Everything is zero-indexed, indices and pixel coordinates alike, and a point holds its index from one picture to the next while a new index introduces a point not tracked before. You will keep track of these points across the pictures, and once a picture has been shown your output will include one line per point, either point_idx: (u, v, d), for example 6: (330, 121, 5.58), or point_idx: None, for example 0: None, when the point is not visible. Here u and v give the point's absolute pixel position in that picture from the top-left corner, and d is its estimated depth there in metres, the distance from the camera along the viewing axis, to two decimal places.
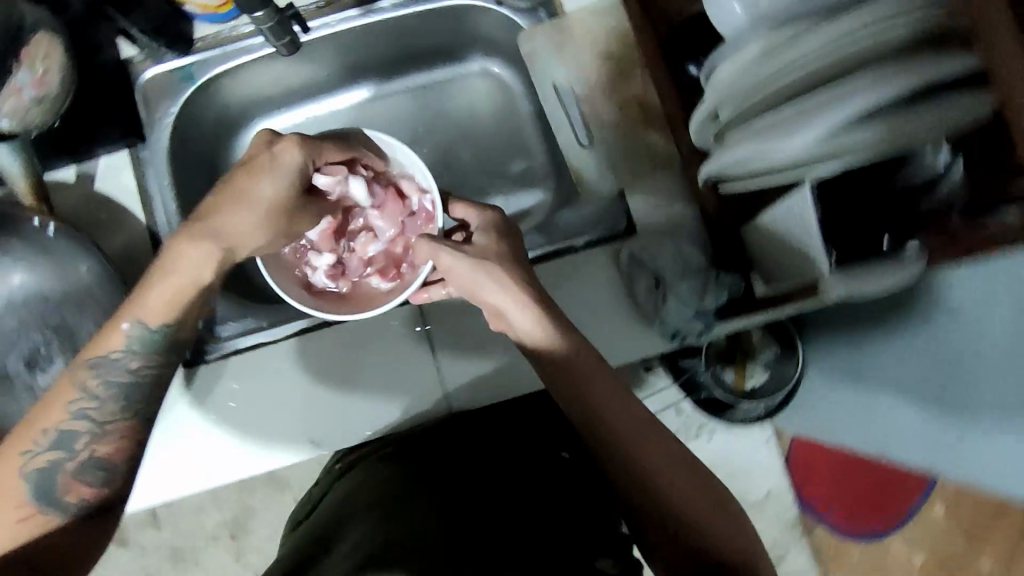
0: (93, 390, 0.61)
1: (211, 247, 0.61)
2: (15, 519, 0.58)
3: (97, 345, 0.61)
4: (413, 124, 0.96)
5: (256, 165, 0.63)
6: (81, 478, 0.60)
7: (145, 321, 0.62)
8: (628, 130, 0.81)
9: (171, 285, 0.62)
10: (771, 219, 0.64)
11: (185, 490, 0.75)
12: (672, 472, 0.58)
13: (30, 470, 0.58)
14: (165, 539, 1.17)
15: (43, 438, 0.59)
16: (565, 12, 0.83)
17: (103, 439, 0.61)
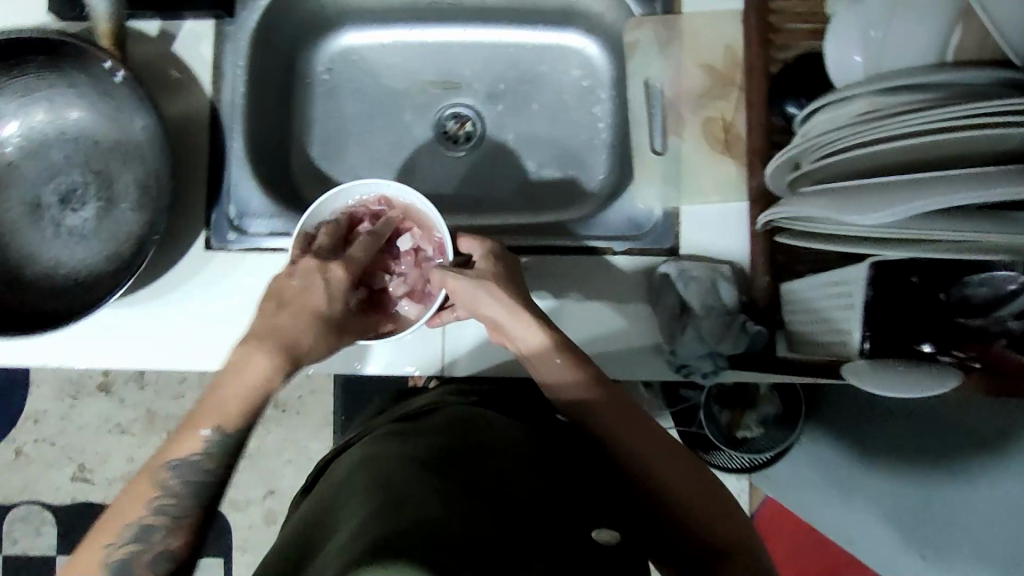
0: (171, 487, 0.57)
1: (273, 355, 0.59)
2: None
3: (173, 449, 0.58)
4: (495, 78, 0.94)
5: (304, 288, 0.63)
6: (155, 572, 0.55)
7: (220, 427, 0.58)
8: (706, 149, 0.78)
9: (238, 395, 0.59)
10: (829, 280, 0.60)
11: (173, 360, 0.76)
12: (663, 451, 0.61)
13: (114, 557, 0.55)
14: (144, 400, 1.26)
15: (127, 530, 0.56)
16: (682, 11, 0.80)
17: (178, 529, 0.57)
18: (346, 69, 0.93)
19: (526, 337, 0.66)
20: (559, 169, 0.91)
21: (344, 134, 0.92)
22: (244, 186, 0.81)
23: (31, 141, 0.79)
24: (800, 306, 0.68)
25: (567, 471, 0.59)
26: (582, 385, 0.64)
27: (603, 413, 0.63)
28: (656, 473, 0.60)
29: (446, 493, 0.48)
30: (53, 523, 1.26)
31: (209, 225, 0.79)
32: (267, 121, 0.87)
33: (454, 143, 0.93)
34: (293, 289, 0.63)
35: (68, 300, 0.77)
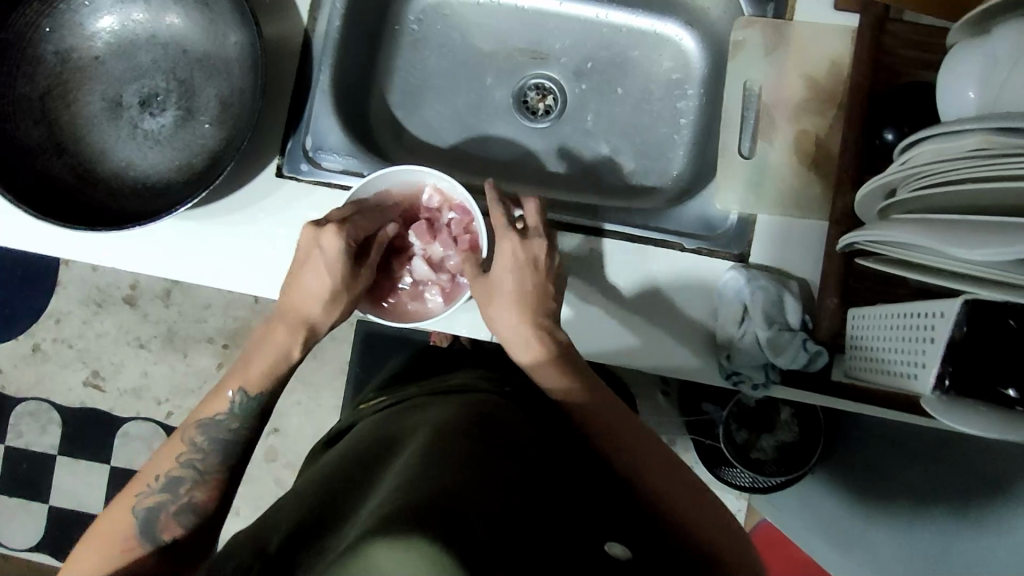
0: (200, 443, 0.62)
1: (290, 326, 0.65)
2: (121, 549, 0.56)
3: (204, 407, 0.63)
4: (585, 54, 0.92)
5: (309, 261, 0.65)
6: (183, 520, 0.59)
7: (245, 389, 0.64)
8: (793, 161, 0.77)
9: (263, 364, 0.65)
10: (912, 315, 0.59)
11: (228, 278, 0.77)
12: (656, 467, 0.60)
13: (142, 505, 0.58)
14: (167, 318, 1.25)
15: (158, 480, 0.59)
16: (794, 19, 0.78)
17: (203, 483, 0.61)
18: (438, 21, 0.92)
19: (523, 351, 0.66)
20: (633, 158, 0.89)
21: (424, 86, 0.91)
22: (325, 121, 0.81)
23: (123, 39, 0.79)
24: (868, 336, 0.66)
25: (576, 474, 0.57)
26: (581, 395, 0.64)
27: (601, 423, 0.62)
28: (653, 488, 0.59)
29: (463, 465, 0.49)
30: (56, 425, 1.24)
31: (283, 152, 0.78)
32: (353, 60, 0.86)
33: (532, 114, 0.91)
34: (302, 265, 0.66)
35: (137, 202, 0.77)
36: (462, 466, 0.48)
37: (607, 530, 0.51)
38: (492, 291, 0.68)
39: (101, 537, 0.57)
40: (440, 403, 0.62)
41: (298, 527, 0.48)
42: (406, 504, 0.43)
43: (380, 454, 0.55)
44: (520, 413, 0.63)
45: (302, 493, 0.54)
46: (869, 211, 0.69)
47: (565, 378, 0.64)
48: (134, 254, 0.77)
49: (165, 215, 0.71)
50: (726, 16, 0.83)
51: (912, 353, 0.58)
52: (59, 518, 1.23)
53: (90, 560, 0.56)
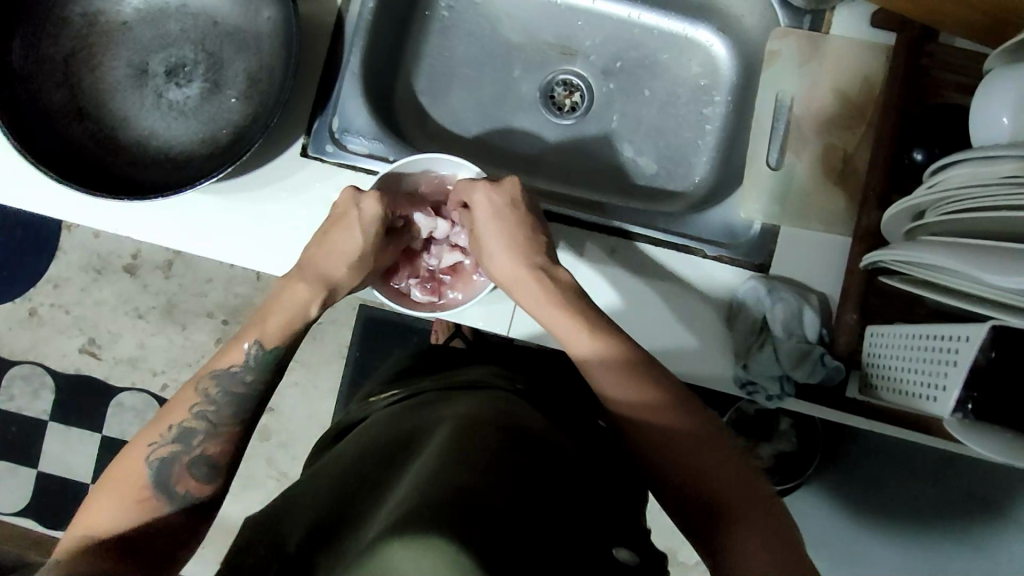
0: (213, 396, 0.60)
1: (311, 282, 0.67)
2: (135, 500, 0.55)
3: (219, 358, 0.62)
4: (614, 53, 0.91)
5: (344, 220, 0.69)
6: (196, 472, 0.57)
7: (261, 342, 0.63)
8: (820, 176, 0.77)
9: (282, 318, 0.65)
10: (931, 340, 0.59)
11: (244, 255, 0.76)
12: (712, 459, 0.55)
13: (156, 455, 0.56)
14: (168, 290, 1.23)
15: (171, 431, 0.58)
16: (830, 33, 0.78)
17: (216, 436, 0.59)
18: (468, 10, 0.91)
19: (576, 342, 0.63)
20: (657, 161, 0.89)
21: (451, 75, 0.90)
22: (352, 103, 0.79)
23: (152, 7, 0.78)
24: (886, 353, 0.67)
25: (595, 480, 0.58)
26: (638, 398, 0.58)
27: (654, 420, 0.57)
28: (706, 483, 0.54)
29: (485, 467, 0.47)
30: (49, 390, 1.23)
31: (309, 132, 0.78)
32: (382, 43, 0.85)
33: (558, 110, 0.91)
34: (336, 230, 0.69)
35: (158, 173, 0.76)
36: (484, 462, 0.48)
37: (611, 536, 0.53)
38: (518, 288, 0.68)
39: (114, 488, 0.55)
40: (456, 398, 0.62)
41: (317, 524, 0.48)
42: (430, 501, 0.43)
43: (398, 448, 0.55)
44: (543, 417, 0.62)
45: (324, 484, 0.54)
46: (896, 231, 0.69)
47: (620, 373, 0.59)
48: (152, 225, 0.76)
49: (189, 188, 0.70)
50: (760, 25, 0.83)
51: (929, 376, 0.59)
52: (47, 484, 1.22)
53: (106, 506, 0.54)
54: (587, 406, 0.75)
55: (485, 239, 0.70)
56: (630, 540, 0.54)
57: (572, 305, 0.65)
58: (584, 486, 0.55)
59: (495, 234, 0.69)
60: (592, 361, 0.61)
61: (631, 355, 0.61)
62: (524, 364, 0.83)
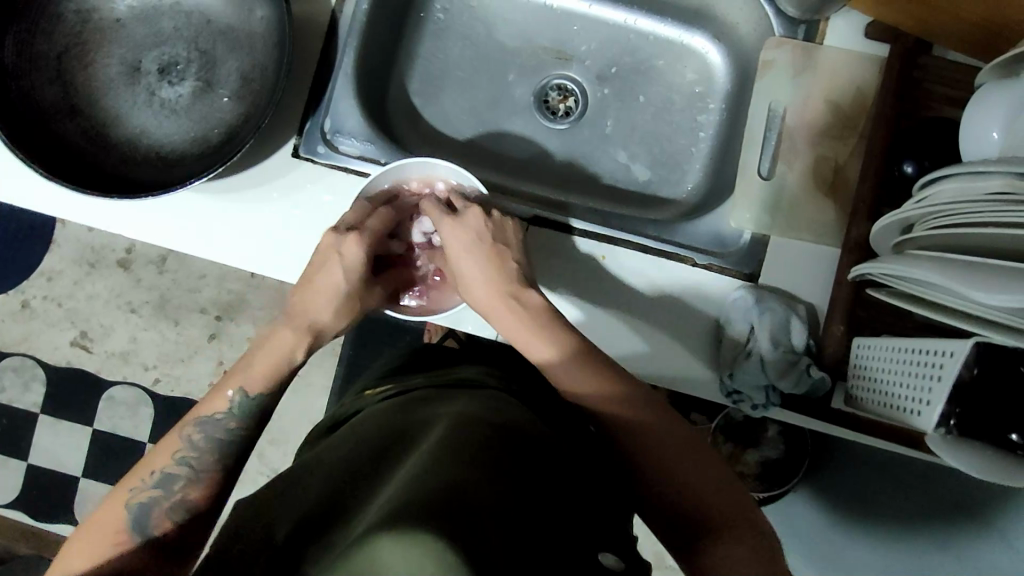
0: (196, 441, 0.59)
1: (296, 330, 0.64)
2: (112, 543, 0.54)
3: (201, 406, 0.61)
4: (609, 58, 0.91)
5: (325, 265, 0.67)
6: (175, 517, 0.56)
7: (245, 389, 0.61)
8: (811, 187, 0.77)
9: (268, 363, 0.63)
10: (916, 354, 0.60)
11: (234, 253, 0.76)
12: (686, 459, 0.56)
13: (136, 500, 0.56)
14: (160, 285, 1.23)
15: (151, 476, 0.57)
16: (824, 44, 0.78)
17: (196, 481, 0.58)
18: (464, 12, 0.91)
19: (540, 352, 0.64)
20: (650, 167, 0.89)
21: (446, 77, 0.90)
22: (345, 104, 0.79)
23: (146, 4, 0.77)
24: (872, 365, 0.67)
25: (584, 477, 0.58)
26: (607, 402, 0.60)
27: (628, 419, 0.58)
28: (678, 479, 0.55)
29: (476, 466, 0.48)
30: (40, 382, 1.23)
31: (301, 133, 0.78)
32: (377, 44, 0.85)
33: (552, 114, 0.91)
34: (315, 271, 0.67)
35: (149, 171, 0.76)
36: (464, 457, 0.49)
37: (599, 537, 0.52)
38: (495, 311, 0.67)
39: (92, 532, 0.55)
40: (449, 397, 0.62)
41: (305, 518, 0.48)
42: (417, 498, 0.42)
43: (390, 443, 0.55)
44: (533, 416, 0.62)
45: (311, 476, 0.54)
46: (885, 245, 0.69)
47: (586, 377, 0.61)
48: (143, 223, 0.76)
49: (180, 186, 0.70)
50: (754, 34, 0.83)
51: (914, 390, 0.60)
52: (36, 476, 1.22)
53: (84, 553, 0.54)
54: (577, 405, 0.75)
55: (454, 261, 0.69)
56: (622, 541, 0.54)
57: (548, 322, 0.65)
58: (573, 486, 0.55)
59: (474, 260, 0.68)
60: (559, 370, 0.62)
61: (591, 358, 0.63)
62: (515, 363, 0.83)
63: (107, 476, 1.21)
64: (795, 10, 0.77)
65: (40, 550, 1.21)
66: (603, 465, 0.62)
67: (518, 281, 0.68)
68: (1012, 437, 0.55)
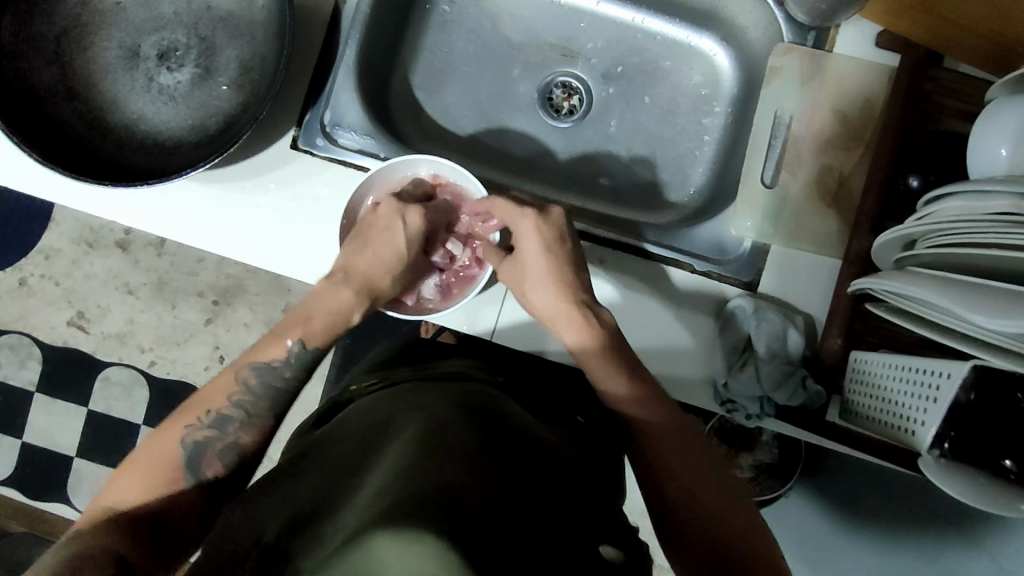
0: (251, 385, 0.58)
1: (358, 288, 0.64)
2: (166, 482, 0.53)
3: (261, 349, 0.60)
4: (615, 57, 0.89)
5: (388, 230, 0.67)
6: (226, 460, 0.55)
7: (305, 341, 0.61)
8: (814, 196, 0.76)
9: (324, 315, 0.63)
10: (914, 371, 0.59)
11: (232, 244, 0.75)
12: (697, 466, 0.57)
13: (191, 437, 0.55)
14: (159, 267, 1.22)
15: (207, 415, 0.56)
16: (833, 52, 0.77)
17: (251, 424, 0.57)
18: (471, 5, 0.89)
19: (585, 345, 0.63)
20: (653, 170, 0.88)
21: (450, 70, 0.89)
22: (345, 96, 0.78)
23: None
24: (868, 381, 0.67)
25: (583, 478, 0.57)
26: (627, 396, 0.60)
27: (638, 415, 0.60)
28: (680, 480, 0.56)
29: (469, 462, 0.47)
30: (36, 361, 1.23)
31: (300, 125, 0.77)
32: (380, 35, 0.83)
33: (556, 112, 0.89)
34: (377, 231, 0.67)
35: (146, 159, 0.75)
36: (468, 457, 0.48)
37: (599, 531, 0.52)
38: (560, 320, 0.64)
39: (149, 467, 0.53)
40: (436, 387, 0.61)
41: (295, 517, 0.47)
42: (408, 495, 0.42)
43: (375, 434, 0.54)
44: (522, 409, 0.62)
45: (302, 471, 0.54)
46: (885, 259, 0.69)
47: (613, 367, 0.61)
48: (140, 212, 0.75)
49: (176, 176, 0.69)
50: (763, 38, 0.81)
51: (912, 409, 0.59)
52: (31, 455, 1.22)
53: (133, 486, 0.52)
54: (574, 398, 0.74)
55: (528, 266, 0.65)
56: (625, 533, 0.54)
57: (599, 327, 0.63)
58: (570, 482, 0.54)
59: (540, 259, 0.65)
60: (597, 362, 0.62)
61: (621, 350, 0.63)
62: (507, 352, 0.82)
63: (102, 457, 1.21)
64: (805, 16, 0.76)
65: (33, 528, 1.21)
66: (595, 464, 0.62)
67: (588, 297, 0.65)
68: (1006, 463, 0.55)
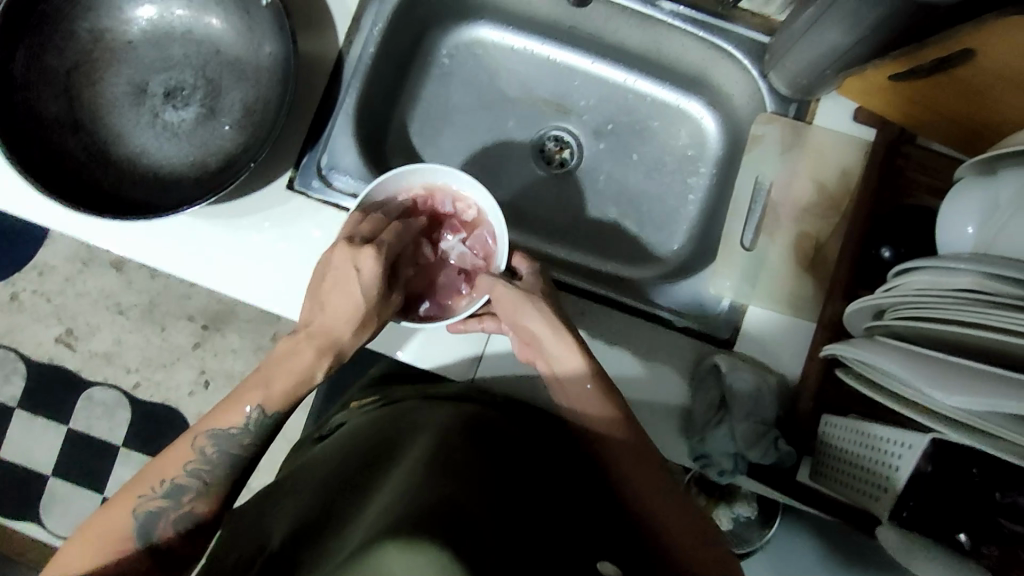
0: (208, 456, 0.61)
1: (319, 346, 0.64)
2: (114, 548, 0.56)
3: (217, 417, 0.62)
4: (606, 114, 0.93)
5: (344, 280, 0.64)
6: (179, 528, 0.58)
7: (264, 407, 0.62)
8: (790, 260, 0.79)
9: (287, 380, 0.63)
10: (876, 440, 0.62)
11: (222, 278, 0.77)
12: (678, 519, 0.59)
13: (143, 508, 0.58)
14: (150, 289, 1.21)
15: (161, 485, 0.59)
16: (813, 123, 0.80)
17: (206, 495, 0.60)
18: (473, 60, 0.93)
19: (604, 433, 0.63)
20: (638, 225, 0.90)
21: (446, 119, 0.92)
22: (342, 142, 0.81)
23: (157, 29, 0.79)
24: (837, 444, 0.69)
25: (572, 500, 0.59)
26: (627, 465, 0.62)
27: (619, 433, 0.63)
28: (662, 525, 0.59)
29: (460, 476, 0.49)
30: (20, 376, 1.23)
31: (297, 167, 0.79)
32: (382, 84, 0.86)
33: (548, 164, 0.93)
34: (334, 286, 0.64)
35: (144, 193, 0.77)
36: (458, 468, 0.50)
37: (600, 547, 0.55)
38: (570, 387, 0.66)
39: (96, 536, 0.57)
40: (436, 406, 0.64)
41: (299, 528, 0.50)
42: (407, 512, 0.42)
43: (380, 446, 0.57)
44: (519, 430, 0.64)
45: (302, 489, 0.56)
46: (856, 325, 0.71)
47: (635, 463, 0.62)
48: (136, 243, 0.77)
49: (172, 212, 0.71)
50: (748, 106, 0.85)
51: (874, 476, 0.62)
52: (7, 471, 1.21)
53: (82, 556, 0.55)
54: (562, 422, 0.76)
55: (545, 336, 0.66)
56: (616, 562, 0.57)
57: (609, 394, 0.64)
58: (569, 510, 0.56)
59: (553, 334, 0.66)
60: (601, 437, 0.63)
61: (633, 431, 0.63)
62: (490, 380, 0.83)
63: (79, 476, 1.21)
64: (788, 89, 0.79)
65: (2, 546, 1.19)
66: (597, 491, 0.64)
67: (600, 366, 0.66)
68: (960, 537, 0.55)
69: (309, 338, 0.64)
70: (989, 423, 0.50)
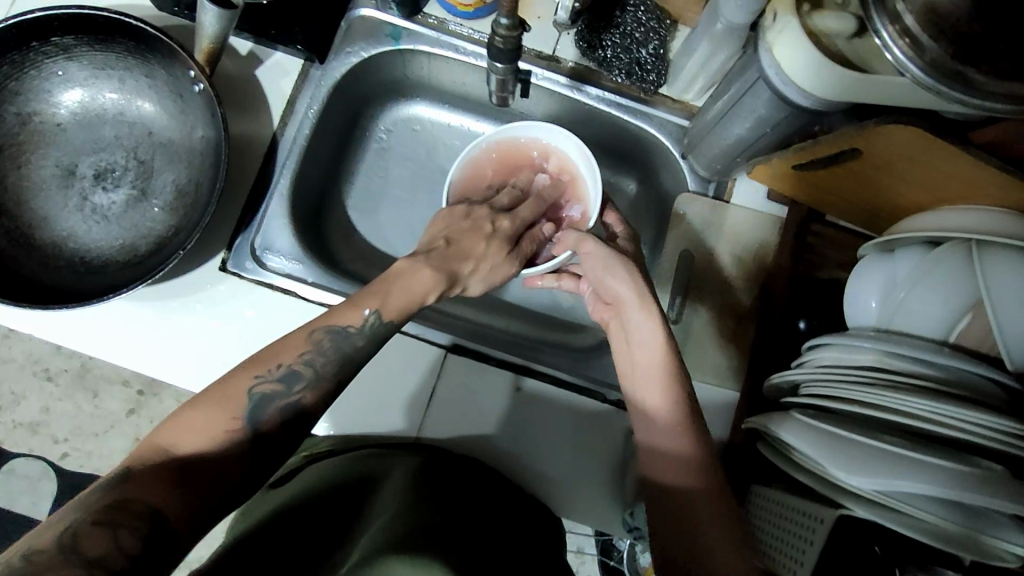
0: (323, 346, 0.59)
1: (437, 273, 0.66)
2: (225, 428, 0.52)
3: (337, 315, 0.60)
4: None
5: (475, 232, 0.71)
6: (286, 417, 0.55)
7: (381, 313, 0.61)
8: (715, 331, 0.82)
9: (403, 297, 0.63)
10: (797, 512, 0.63)
11: (152, 360, 0.76)
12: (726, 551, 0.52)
13: (259, 388, 0.55)
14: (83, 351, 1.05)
15: (279, 368, 0.56)
16: (731, 201, 0.85)
17: (317, 386, 0.58)
18: (409, 136, 0.96)
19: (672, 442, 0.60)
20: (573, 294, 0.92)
21: (384, 193, 0.94)
22: (276, 224, 0.81)
23: (87, 112, 0.79)
24: (761, 516, 0.71)
25: None
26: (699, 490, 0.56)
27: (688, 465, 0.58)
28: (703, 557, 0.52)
29: None
30: None
31: (230, 248, 0.79)
32: (319, 161, 0.88)
33: None
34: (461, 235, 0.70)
35: (68, 277, 0.75)
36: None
37: None
38: (648, 378, 0.64)
39: (217, 403, 0.53)
40: (413, 507, 0.64)
41: None
42: None
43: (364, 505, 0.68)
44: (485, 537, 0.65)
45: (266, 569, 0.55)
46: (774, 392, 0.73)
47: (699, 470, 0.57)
48: (63, 327, 0.75)
49: (96, 300, 0.69)
50: (670, 184, 0.90)
51: (791, 545, 0.63)
52: None
53: (183, 432, 0.50)
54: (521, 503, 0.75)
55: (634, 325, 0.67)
56: None
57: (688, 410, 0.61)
58: None
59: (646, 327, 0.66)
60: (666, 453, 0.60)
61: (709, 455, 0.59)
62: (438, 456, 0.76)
63: None
64: (705, 170, 0.84)
65: None
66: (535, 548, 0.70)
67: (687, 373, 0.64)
68: None
69: (404, 274, 0.64)
70: (902, 503, 0.55)
